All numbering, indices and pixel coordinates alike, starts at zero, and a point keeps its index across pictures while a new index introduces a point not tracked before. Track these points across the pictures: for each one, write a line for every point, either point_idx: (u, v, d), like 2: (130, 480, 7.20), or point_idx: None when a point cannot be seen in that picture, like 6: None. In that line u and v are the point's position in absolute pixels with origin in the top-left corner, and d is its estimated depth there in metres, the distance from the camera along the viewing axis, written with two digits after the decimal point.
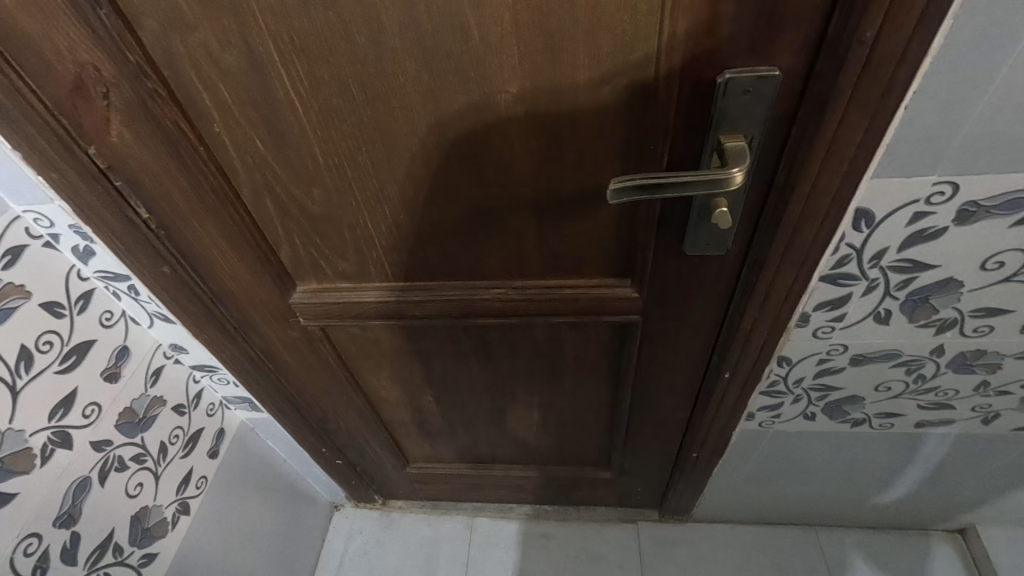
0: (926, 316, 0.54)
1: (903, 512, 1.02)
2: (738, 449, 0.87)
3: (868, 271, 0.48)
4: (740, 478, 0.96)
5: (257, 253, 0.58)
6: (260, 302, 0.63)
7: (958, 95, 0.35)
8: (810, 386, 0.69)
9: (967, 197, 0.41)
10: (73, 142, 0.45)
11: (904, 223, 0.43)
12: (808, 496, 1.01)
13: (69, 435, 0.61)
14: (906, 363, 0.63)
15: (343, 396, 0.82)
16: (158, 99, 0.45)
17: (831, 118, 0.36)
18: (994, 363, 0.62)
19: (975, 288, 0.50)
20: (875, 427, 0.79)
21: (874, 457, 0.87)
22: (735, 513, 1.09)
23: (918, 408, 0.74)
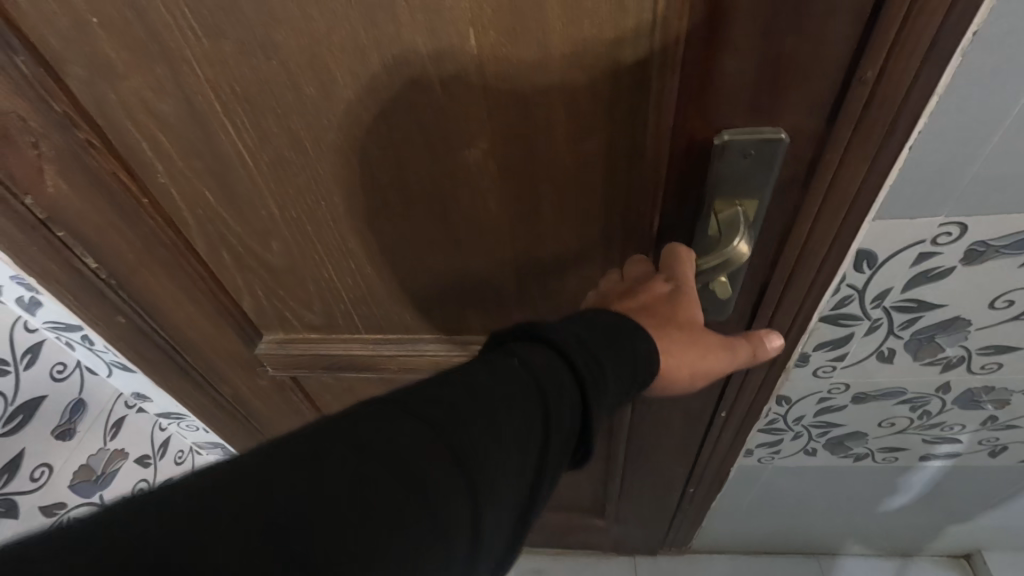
0: (931, 354, 0.52)
1: (907, 539, 1.01)
2: (735, 484, 0.85)
3: (870, 312, 0.47)
4: (739, 512, 0.95)
5: (215, 306, 0.56)
6: (224, 350, 0.61)
7: (967, 131, 0.33)
8: (811, 423, 0.68)
9: (976, 237, 0.39)
10: (9, 193, 0.45)
11: (910, 264, 0.42)
12: (810, 527, 0.99)
13: (16, 503, 0.68)
14: (911, 400, 0.62)
15: None
16: (92, 149, 0.43)
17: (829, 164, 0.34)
18: (1002, 399, 0.60)
19: (983, 326, 0.48)
20: (878, 460, 0.77)
21: (876, 488, 0.86)
22: (736, 546, 1.07)
23: (924, 442, 0.72)
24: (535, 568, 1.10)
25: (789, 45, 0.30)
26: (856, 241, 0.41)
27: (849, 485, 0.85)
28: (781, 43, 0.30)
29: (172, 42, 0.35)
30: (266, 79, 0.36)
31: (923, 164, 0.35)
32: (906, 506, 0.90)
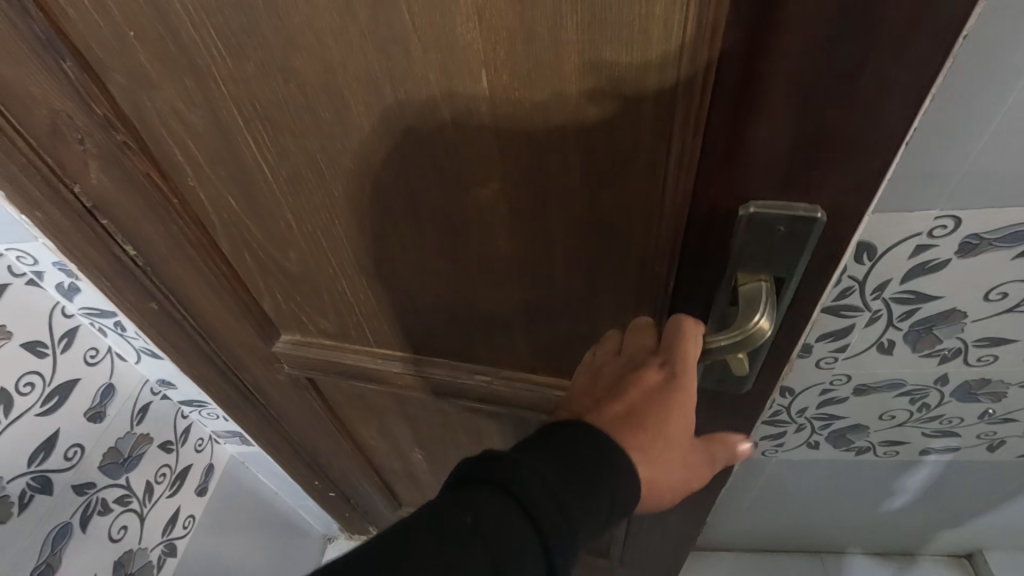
0: (930, 345, 0.57)
1: (910, 541, 1.03)
2: (739, 477, 0.88)
3: (870, 304, 0.52)
4: (742, 506, 0.98)
5: (238, 303, 0.58)
6: (243, 343, 0.64)
7: (965, 127, 0.37)
8: (814, 415, 0.72)
9: (968, 230, 0.44)
10: (58, 181, 0.47)
11: (907, 256, 0.46)
12: (812, 526, 1.02)
13: (49, 480, 0.71)
14: (910, 393, 0.65)
15: (334, 440, 0.86)
16: (129, 151, 0.45)
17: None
18: (998, 392, 0.63)
19: (979, 318, 0.53)
20: (880, 455, 0.79)
21: (878, 486, 0.88)
22: (739, 541, 1.11)
23: (923, 436, 0.74)
24: None
25: (834, 118, 0.26)
26: (858, 234, 0.45)
27: (852, 483, 0.87)
28: (821, 116, 0.26)
29: (196, 60, 0.36)
30: (285, 101, 0.36)
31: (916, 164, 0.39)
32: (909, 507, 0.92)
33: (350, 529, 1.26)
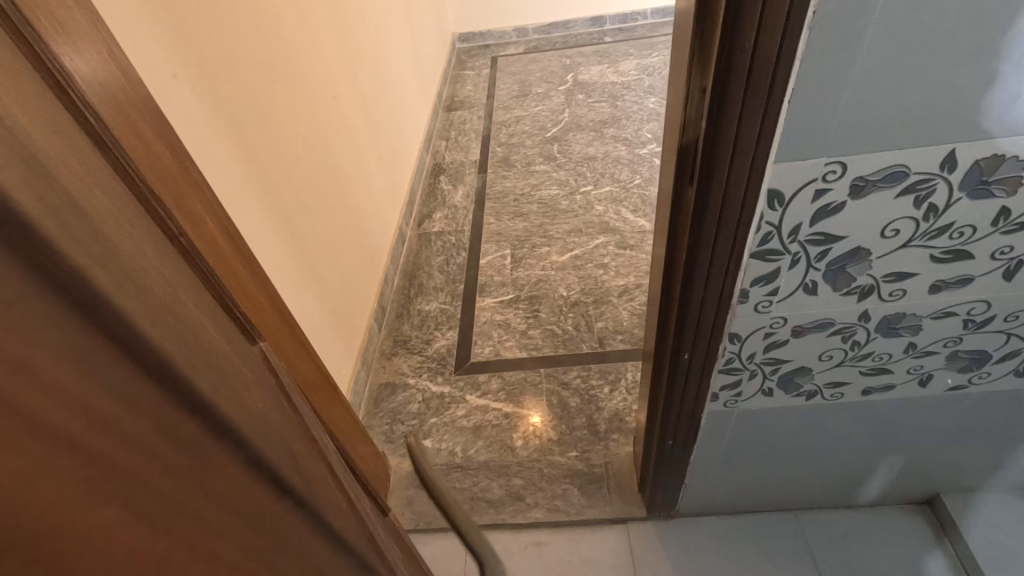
0: (846, 285, 0.67)
1: (874, 482, 1.13)
2: (710, 432, 0.96)
3: (789, 246, 0.62)
4: (727, 473, 1.09)
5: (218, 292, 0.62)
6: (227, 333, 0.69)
7: (922, 70, 0.47)
8: (762, 360, 0.79)
9: (856, 173, 0.55)
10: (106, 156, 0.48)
11: (810, 200, 0.57)
12: (777, 480, 1.12)
13: None
14: (840, 331, 0.74)
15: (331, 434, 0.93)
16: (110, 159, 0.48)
17: (730, 115, 0.52)
18: (915, 325, 0.73)
19: (880, 254, 0.63)
20: (827, 398, 0.88)
21: (833, 431, 0.97)
22: (720, 506, 1.20)
23: (861, 376, 0.82)
24: (537, 541, 1.23)
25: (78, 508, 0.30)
26: (766, 182, 0.56)
27: (792, 431, 0.97)
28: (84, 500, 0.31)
29: None
30: None
31: (806, 113, 0.50)
32: (853, 447, 1.02)
33: None
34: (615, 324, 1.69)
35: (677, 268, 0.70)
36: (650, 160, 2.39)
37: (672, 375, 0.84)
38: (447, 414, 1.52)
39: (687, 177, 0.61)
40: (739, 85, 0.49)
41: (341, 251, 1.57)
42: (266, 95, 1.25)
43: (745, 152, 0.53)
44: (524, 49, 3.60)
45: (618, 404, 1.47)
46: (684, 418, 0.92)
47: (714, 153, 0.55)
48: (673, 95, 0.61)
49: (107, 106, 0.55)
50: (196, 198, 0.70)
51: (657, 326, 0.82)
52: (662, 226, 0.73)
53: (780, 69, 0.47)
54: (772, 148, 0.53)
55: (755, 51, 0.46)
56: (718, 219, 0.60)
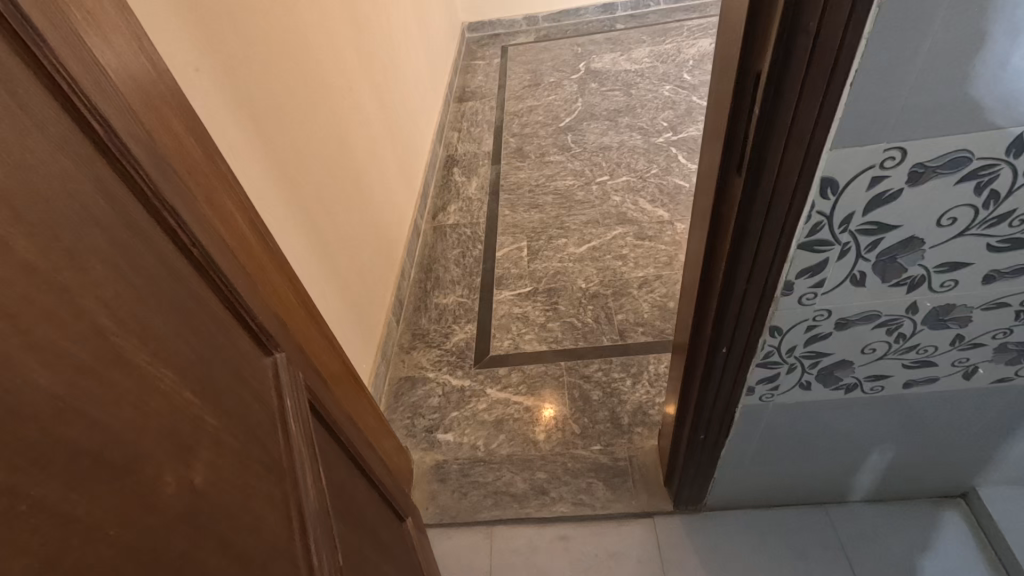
0: (896, 275, 0.65)
1: (906, 476, 1.11)
2: (743, 426, 0.95)
3: (839, 236, 0.60)
4: (757, 466, 1.07)
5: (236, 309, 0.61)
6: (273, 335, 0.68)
7: (989, 53, 0.45)
8: (802, 353, 0.77)
9: (914, 160, 0.53)
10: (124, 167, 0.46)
11: (865, 187, 0.55)
12: (807, 474, 1.10)
13: None
14: (886, 324, 0.72)
15: (358, 434, 0.92)
16: (129, 171, 0.47)
17: (788, 100, 0.49)
18: (965, 316, 0.70)
19: (934, 244, 0.61)
20: (866, 391, 0.85)
21: (870, 425, 0.95)
22: (747, 499, 1.19)
23: (904, 368, 0.80)
24: (563, 535, 1.23)
25: None
26: (820, 170, 0.54)
27: (826, 426, 0.95)
28: None
29: None
30: None
31: (866, 97, 0.48)
32: (888, 441, 1.00)
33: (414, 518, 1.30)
34: (635, 316, 1.67)
35: (719, 259, 0.68)
36: (667, 148, 2.35)
37: (708, 368, 0.82)
38: (468, 408, 1.51)
39: (734, 165, 0.59)
40: (798, 68, 0.47)
41: (359, 246, 1.56)
42: (286, 88, 1.23)
43: (799, 138, 0.51)
44: (534, 38, 3.56)
45: (641, 397, 1.45)
46: (717, 413, 0.90)
47: (766, 139, 0.53)
48: (720, 79, 0.59)
49: (140, 101, 0.54)
50: (227, 194, 0.69)
51: (694, 319, 0.80)
52: (702, 217, 0.71)
53: (843, 51, 0.45)
54: (828, 134, 0.51)
55: (819, 33, 0.44)
56: (767, 209, 0.58)
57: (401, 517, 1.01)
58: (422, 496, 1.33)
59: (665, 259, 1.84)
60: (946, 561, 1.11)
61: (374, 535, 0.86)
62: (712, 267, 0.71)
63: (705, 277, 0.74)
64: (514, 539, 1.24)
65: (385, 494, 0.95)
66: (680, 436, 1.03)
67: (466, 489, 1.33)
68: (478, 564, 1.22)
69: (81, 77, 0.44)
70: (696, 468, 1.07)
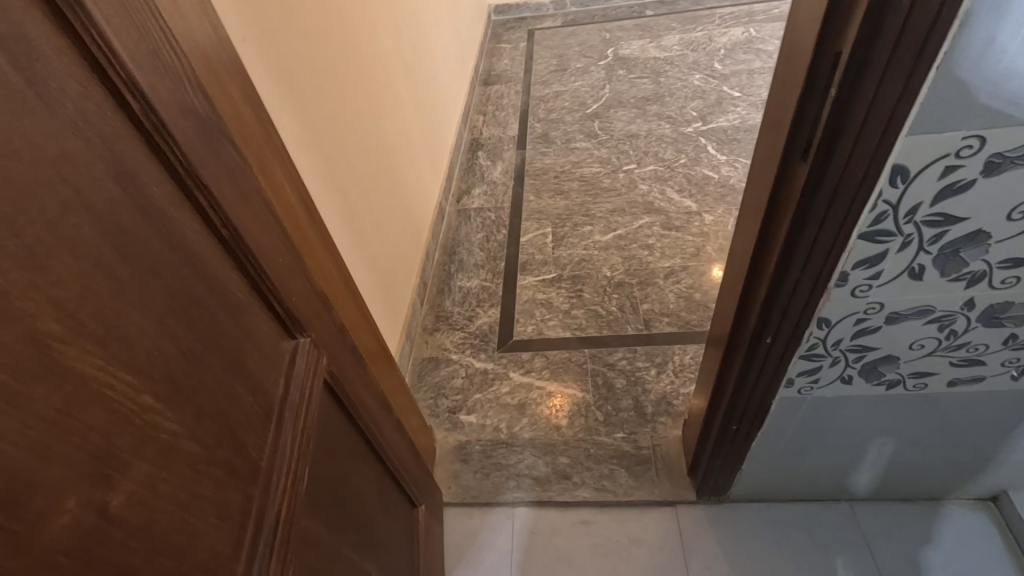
0: (956, 270, 0.63)
1: (936, 476, 1.10)
2: (778, 418, 0.94)
3: (902, 227, 0.59)
4: (785, 460, 1.07)
5: (272, 294, 0.59)
6: (313, 316, 0.67)
7: None
8: (848, 347, 0.76)
9: (991, 149, 0.51)
10: (160, 142, 0.45)
11: (937, 176, 0.53)
12: (836, 471, 1.09)
13: None
14: (939, 319, 0.70)
15: (390, 413, 0.92)
16: (168, 145, 0.45)
17: (869, 82, 0.48)
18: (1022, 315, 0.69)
19: (1001, 238, 0.59)
20: (909, 388, 0.84)
21: (907, 423, 0.94)
22: (771, 492, 1.18)
23: (951, 366, 0.79)
24: (584, 520, 1.24)
25: None
26: (892, 157, 0.52)
27: (863, 423, 0.95)
28: None
29: None
30: None
31: (950, 81, 0.46)
32: (922, 442, 0.99)
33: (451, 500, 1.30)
34: (661, 306, 1.66)
35: (771, 248, 0.68)
36: (696, 138, 2.31)
37: (749, 359, 0.82)
38: (491, 390, 1.51)
39: (799, 151, 0.58)
40: (884, 49, 0.45)
41: (387, 226, 1.56)
42: (323, 65, 1.23)
43: (875, 124, 0.50)
44: (562, 22, 3.50)
45: (666, 387, 1.45)
46: (753, 404, 0.90)
47: (840, 124, 0.51)
48: (789, 63, 0.57)
49: (201, 64, 0.54)
50: (276, 167, 0.69)
51: (737, 308, 0.80)
52: (755, 205, 0.70)
53: (934, 31, 0.43)
54: (906, 120, 0.49)
55: (910, 12, 0.43)
56: (831, 196, 0.57)
57: (412, 502, 1.01)
58: (444, 475, 1.35)
59: (692, 250, 1.83)
60: (969, 556, 1.11)
61: (378, 526, 0.84)
62: (762, 256, 0.70)
63: (754, 267, 0.73)
64: (536, 521, 1.25)
65: (402, 479, 0.95)
66: (711, 427, 1.03)
67: (488, 470, 1.34)
68: (500, 544, 1.23)
69: (137, 42, 0.43)
70: (724, 459, 1.07)
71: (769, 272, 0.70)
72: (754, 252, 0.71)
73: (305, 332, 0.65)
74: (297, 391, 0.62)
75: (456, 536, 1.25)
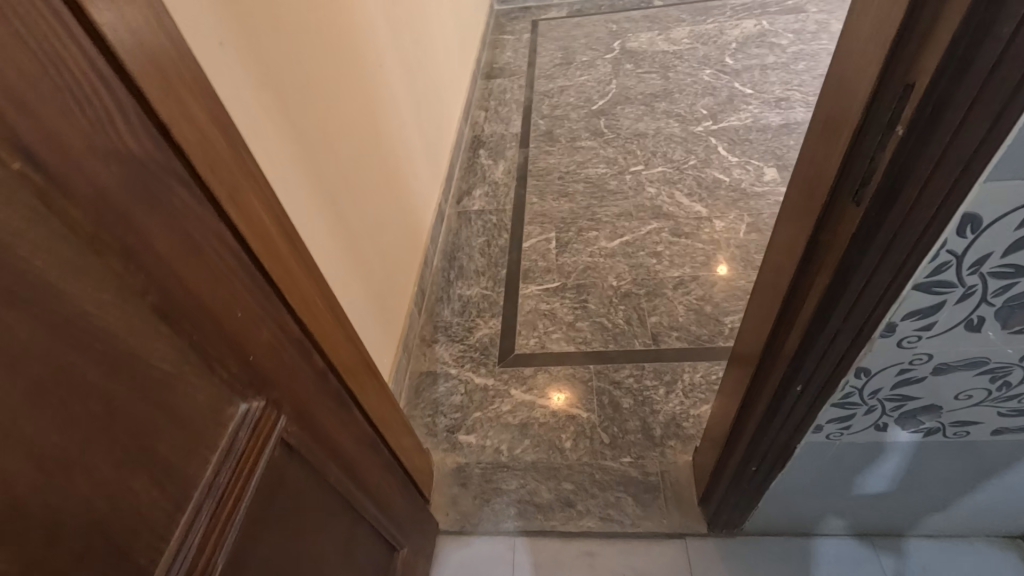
0: (1020, 322, 0.56)
1: (963, 513, 1.03)
2: (802, 461, 0.87)
3: (966, 279, 0.51)
4: (804, 497, 1.00)
5: (214, 358, 0.52)
6: (268, 374, 0.60)
7: None
8: (886, 396, 0.69)
9: None
10: (52, 206, 0.37)
11: (1014, 227, 0.46)
12: (857, 508, 1.03)
13: None
14: (992, 371, 0.63)
15: (365, 457, 0.85)
16: (64, 208, 0.38)
17: (946, 122, 0.40)
18: None
19: None
20: (948, 436, 0.77)
21: (940, 467, 0.87)
22: (785, 526, 1.12)
23: (998, 416, 0.72)
24: (589, 551, 1.18)
25: None
26: (964, 205, 0.45)
27: (890, 464, 0.88)
28: None
29: None
30: None
31: None
32: (952, 483, 0.92)
33: (448, 528, 1.24)
34: (670, 319, 1.58)
35: (808, 293, 0.60)
36: (706, 138, 2.22)
37: (775, 404, 0.75)
38: (492, 409, 1.45)
39: (846, 193, 0.50)
40: (971, 85, 0.38)
41: (382, 234, 1.48)
42: (313, 64, 1.14)
43: (949, 172, 0.42)
44: (566, 12, 3.38)
45: (675, 408, 1.38)
46: (775, 447, 0.83)
47: (905, 167, 0.44)
48: (842, 89, 0.49)
49: (158, 87, 0.46)
50: (254, 195, 0.61)
51: (764, 350, 0.72)
52: (789, 243, 0.62)
53: None
54: (985, 167, 0.42)
55: (1011, 43, 0.35)
56: (886, 246, 0.49)
57: (386, 546, 0.95)
58: (442, 500, 1.29)
59: (702, 258, 1.75)
60: None
61: None
62: (793, 300, 0.63)
63: (781, 310, 0.65)
64: (538, 553, 1.19)
65: (374, 526, 0.88)
66: (727, 463, 0.96)
67: (488, 496, 1.28)
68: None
69: (20, 86, 0.36)
70: (738, 496, 1.01)
71: (802, 318, 0.62)
72: (785, 294, 0.63)
73: (257, 395, 0.58)
74: (229, 475, 0.55)
75: (454, 565, 1.20)
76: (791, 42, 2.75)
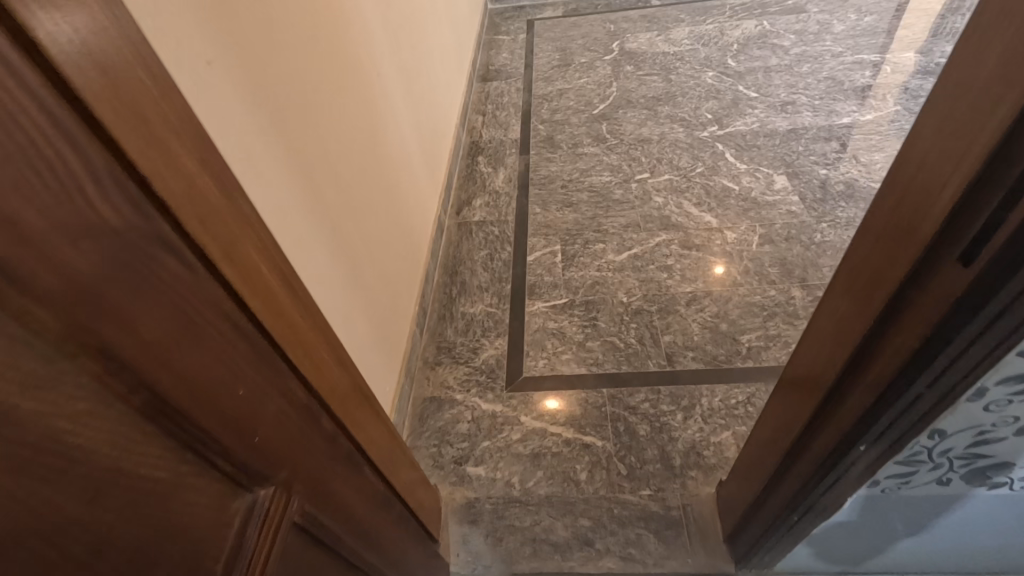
0: None
1: (1009, 554, 0.97)
2: (850, 511, 0.80)
3: None
4: (844, 541, 0.94)
5: (216, 450, 0.44)
6: (280, 455, 0.52)
7: None
8: (957, 455, 0.62)
9: None
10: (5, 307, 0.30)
11: None
12: (898, 550, 0.97)
13: None
14: None
15: (378, 518, 0.77)
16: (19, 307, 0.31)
17: None
18: None
19: None
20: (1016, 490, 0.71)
21: (998, 515, 0.81)
22: (818, 565, 1.06)
23: None
24: None
25: None
26: None
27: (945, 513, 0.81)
28: None
29: None
30: None
31: None
32: (1006, 529, 0.86)
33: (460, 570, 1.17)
34: (684, 338, 1.52)
35: (882, 355, 0.53)
36: (712, 144, 2.16)
37: (830, 460, 0.68)
38: (501, 438, 1.37)
39: (942, 252, 0.44)
40: None
41: (382, 251, 1.39)
42: (307, 76, 1.04)
43: None
44: (562, 11, 3.29)
45: (695, 435, 1.31)
46: (823, 500, 0.76)
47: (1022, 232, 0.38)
48: (943, 135, 0.42)
49: (137, 139, 0.39)
50: (253, 246, 0.53)
51: (819, 404, 0.66)
52: (859, 296, 0.55)
53: None
54: None
55: None
56: (993, 315, 0.43)
57: None
58: (453, 539, 1.21)
59: (715, 273, 1.68)
60: None
61: None
62: (862, 357, 0.56)
63: (846, 367, 0.59)
64: None
65: None
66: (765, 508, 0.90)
67: (501, 534, 1.21)
68: None
69: None
70: (773, 540, 0.95)
71: (873, 378, 0.56)
72: (852, 350, 0.57)
73: (265, 481, 0.50)
74: None
75: None
76: (794, 43, 2.69)
